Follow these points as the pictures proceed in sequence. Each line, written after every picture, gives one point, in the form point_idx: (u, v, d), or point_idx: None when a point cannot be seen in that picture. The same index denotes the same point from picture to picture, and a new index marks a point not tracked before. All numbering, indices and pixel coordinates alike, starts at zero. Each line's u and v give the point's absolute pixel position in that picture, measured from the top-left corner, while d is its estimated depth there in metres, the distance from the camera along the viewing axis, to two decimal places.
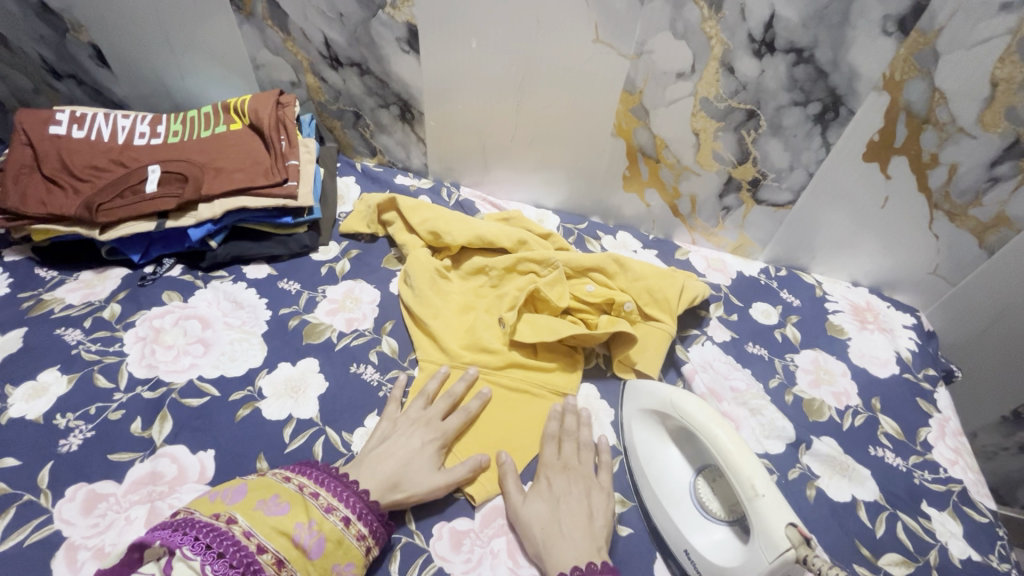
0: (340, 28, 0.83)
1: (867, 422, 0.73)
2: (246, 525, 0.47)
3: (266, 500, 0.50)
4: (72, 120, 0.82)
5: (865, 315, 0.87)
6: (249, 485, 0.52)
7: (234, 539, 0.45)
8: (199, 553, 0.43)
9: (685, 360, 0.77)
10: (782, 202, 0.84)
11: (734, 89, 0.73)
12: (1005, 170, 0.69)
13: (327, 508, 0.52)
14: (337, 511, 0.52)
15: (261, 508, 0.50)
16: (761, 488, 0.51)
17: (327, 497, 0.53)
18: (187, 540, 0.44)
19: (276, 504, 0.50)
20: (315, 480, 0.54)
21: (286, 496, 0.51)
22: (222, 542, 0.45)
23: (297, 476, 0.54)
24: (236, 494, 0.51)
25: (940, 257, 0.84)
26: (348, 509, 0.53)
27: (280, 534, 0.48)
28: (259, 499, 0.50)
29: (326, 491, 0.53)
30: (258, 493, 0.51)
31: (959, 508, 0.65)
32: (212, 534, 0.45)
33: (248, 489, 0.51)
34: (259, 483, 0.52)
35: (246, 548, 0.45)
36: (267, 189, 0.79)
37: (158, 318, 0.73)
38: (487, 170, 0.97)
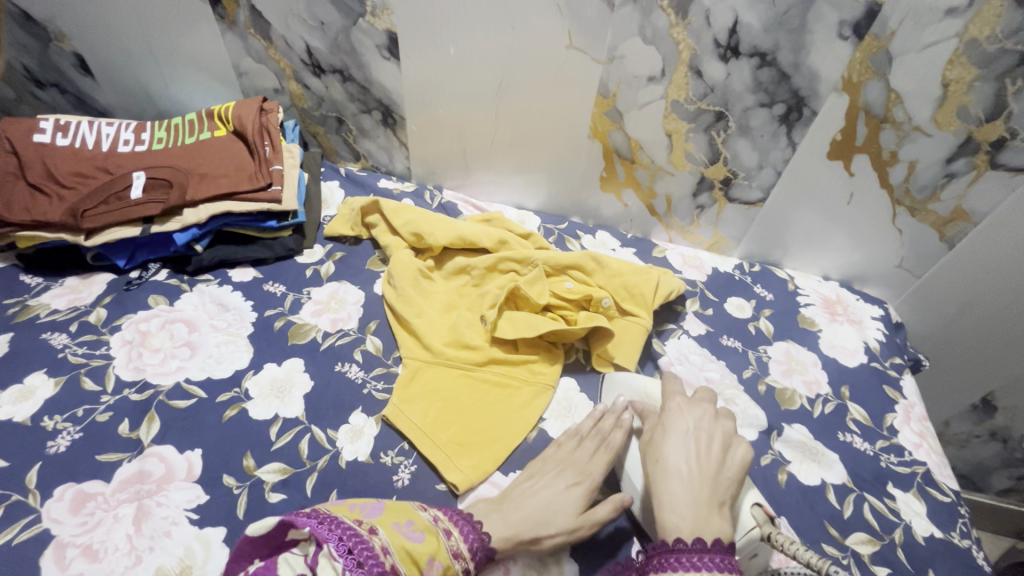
0: (321, 36, 0.85)
1: (837, 409, 0.76)
2: (385, 540, 0.49)
3: (403, 523, 0.52)
4: (56, 129, 0.83)
5: (835, 308, 0.90)
6: (387, 505, 0.54)
7: (375, 550, 0.48)
8: (342, 556, 0.46)
9: (662, 353, 0.80)
10: (753, 200, 0.88)
11: (703, 91, 0.76)
12: (960, 166, 0.73)
13: (454, 550, 0.52)
14: (460, 552, 0.53)
15: (397, 529, 0.51)
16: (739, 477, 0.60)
17: (448, 524, 0.54)
18: (334, 538, 0.47)
19: (413, 530, 0.52)
20: (439, 509, 0.56)
21: (418, 523, 0.53)
22: (363, 549, 0.47)
23: (437, 511, 0.55)
24: (372, 509, 0.53)
25: (904, 250, 0.87)
26: (463, 544, 0.53)
27: (410, 561, 0.49)
28: (396, 521, 0.52)
29: (456, 529, 0.54)
30: (393, 514, 0.53)
31: (923, 488, 0.68)
32: (354, 538, 0.48)
33: (385, 508, 0.54)
34: (398, 505, 0.55)
35: (382, 563, 0.47)
36: (252, 194, 0.80)
37: (145, 321, 0.74)
38: (468, 173, 0.99)
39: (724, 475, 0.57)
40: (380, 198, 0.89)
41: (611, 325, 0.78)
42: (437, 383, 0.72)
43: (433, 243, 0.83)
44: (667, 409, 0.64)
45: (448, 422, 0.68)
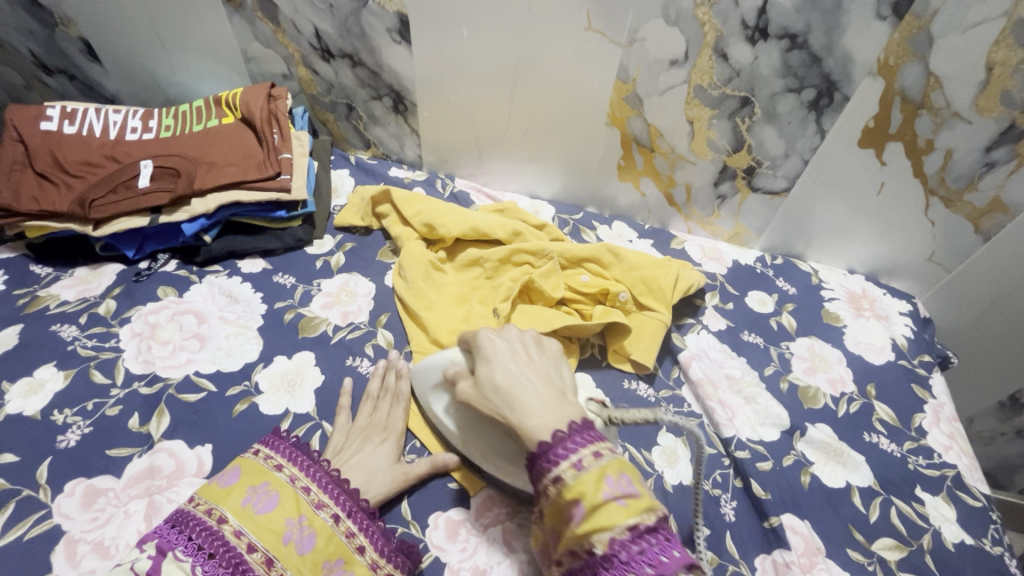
0: (331, 19, 0.82)
1: (862, 409, 0.73)
2: (235, 524, 0.49)
3: (255, 489, 0.52)
4: (63, 116, 0.82)
5: (860, 303, 0.87)
6: (242, 469, 0.54)
7: (224, 539, 0.48)
8: (191, 554, 0.47)
9: (682, 348, 0.77)
10: (778, 189, 0.84)
11: (728, 76, 0.72)
12: (1001, 155, 0.69)
13: (317, 503, 0.53)
14: (327, 507, 0.53)
15: (249, 505, 0.51)
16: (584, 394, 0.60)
17: (306, 481, 0.55)
18: (181, 540, 0.47)
19: (266, 499, 0.52)
20: (292, 461, 0.56)
21: (275, 485, 0.53)
22: (212, 543, 0.47)
23: (289, 465, 0.55)
24: (230, 477, 0.53)
25: (936, 243, 0.83)
26: (325, 495, 0.54)
27: (270, 533, 0.49)
28: (250, 492, 0.52)
29: (316, 485, 0.54)
30: (250, 480, 0.53)
31: (953, 493, 0.66)
32: (203, 534, 0.48)
33: (241, 473, 0.54)
34: (250, 467, 0.54)
35: (234, 548, 0.47)
36: (260, 183, 0.79)
37: (154, 314, 0.73)
38: (481, 161, 0.96)
39: (559, 377, 0.53)
40: (391, 187, 0.87)
41: (628, 320, 0.75)
42: None
43: (444, 234, 0.81)
44: (477, 345, 0.56)
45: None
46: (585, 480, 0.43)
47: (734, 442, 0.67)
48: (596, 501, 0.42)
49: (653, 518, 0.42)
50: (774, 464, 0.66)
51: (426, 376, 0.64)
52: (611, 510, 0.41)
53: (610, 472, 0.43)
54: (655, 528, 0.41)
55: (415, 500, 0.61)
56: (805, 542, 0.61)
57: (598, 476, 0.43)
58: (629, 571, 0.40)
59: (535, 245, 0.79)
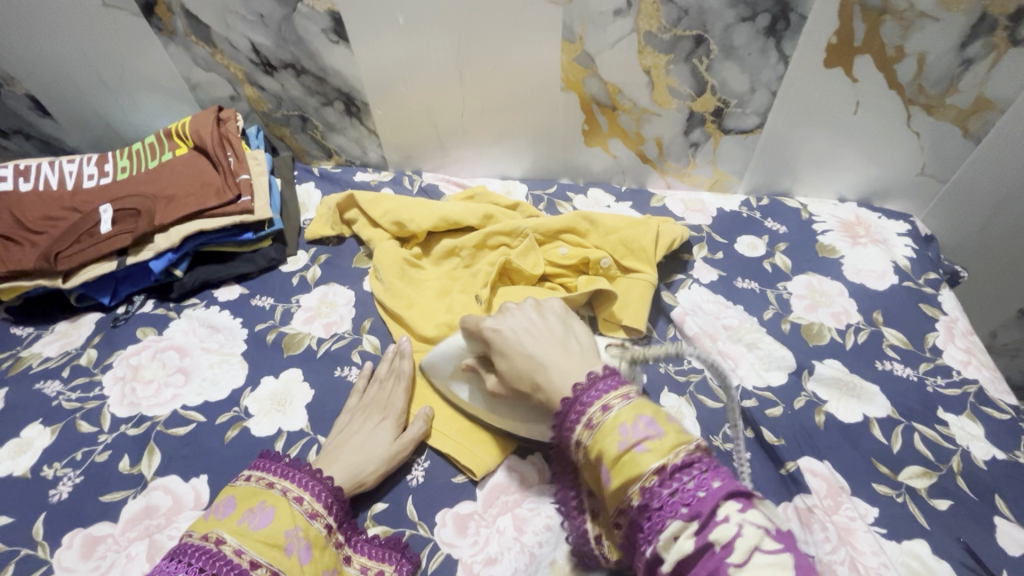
0: (265, 31, 0.80)
1: (871, 337, 0.70)
2: (235, 543, 0.48)
3: (253, 508, 0.51)
4: (17, 174, 0.81)
5: (855, 230, 0.83)
6: (237, 496, 0.52)
7: (226, 558, 0.46)
8: None
9: (673, 306, 0.74)
10: (750, 127, 0.81)
11: (676, 16, 0.69)
12: (977, 49, 0.66)
13: (311, 513, 0.52)
14: (321, 517, 0.53)
15: (247, 521, 0.50)
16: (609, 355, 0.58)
17: (298, 490, 0.54)
18: (182, 568, 0.45)
19: (262, 515, 0.50)
20: (285, 476, 0.55)
21: (271, 500, 0.52)
22: (214, 563, 0.46)
23: (281, 480, 0.54)
24: (226, 507, 0.51)
25: (925, 155, 0.79)
26: (319, 504, 0.53)
27: (271, 547, 0.48)
28: (246, 510, 0.51)
29: (309, 494, 0.54)
30: (246, 503, 0.51)
31: (977, 409, 0.63)
32: (203, 557, 0.46)
33: (236, 500, 0.52)
34: (244, 492, 0.52)
35: (238, 566, 0.46)
36: (222, 208, 0.78)
37: (135, 355, 0.72)
38: (446, 151, 0.94)
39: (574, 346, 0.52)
40: (355, 191, 0.85)
41: (614, 286, 0.73)
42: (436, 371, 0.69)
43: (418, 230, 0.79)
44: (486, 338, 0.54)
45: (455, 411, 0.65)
46: (601, 436, 0.42)
47: (739, 392, 0.65)
48: (618, 454, 0.41)
49: (683, 456, 0.39)
50: (785, 408, 0.64)
51: (441, 369, 0.64)
52: (634, 458, 0.40)
53: (625, 418, 0.42)
54: (688, 465, 0.39)
55: (420, 501, 0.60)
56: (826, 483, 0.58)
57: (612, 427, 0.42)
58: (665, 516, 0.38)
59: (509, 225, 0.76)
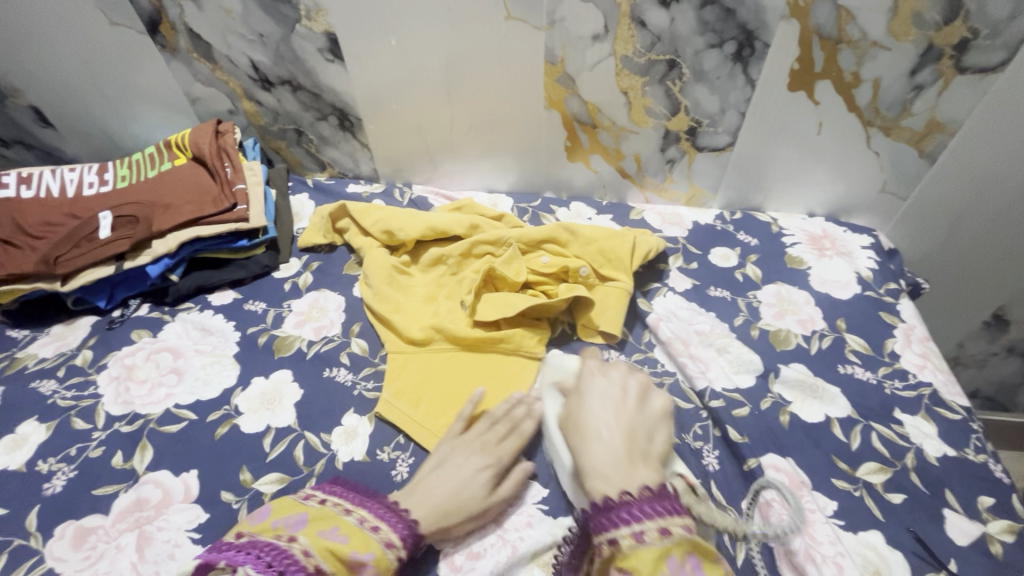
0: (264, 49, 0.84)
1: (834, 343, 0.74)
2: (305, 546, 0.49)
3: (326, 529, 0.52)
4: (20, 181, 0.84)
5: (822, 243, 0.88)
6: (311, 514, 0.54)
7: (295, 559, 0.48)
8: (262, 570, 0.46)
9: (649, 312, 0.78)
10: (722, 145, 0.86)
11: (650, 42, 0.74)
12: (926, 76, 0.71)
13: (387, 543, 0.52)
14: (395, 549, 0.52)
15: (322, 537, 0.51)
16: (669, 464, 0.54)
17: (375, 521, 0.54)
18: (250, 558, 0.47)
19: (335, 534, 0.51)
20: (362, 504, 0.56)
21: (345, 526, 0.52)
22: (282, 561, 0.47)
23: (360, 509, 0.55)
24: (297, 521, 0.53)
25: (885, 174, 0.85)
26: (395, 535, 0.53)
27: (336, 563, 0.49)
28: (320, 529, 0.52)
29: (385, 525, 0.54)
30: (320, 523, 0.53)
31: (932, 410, 0.67)
32: (272, 554, 0.48)
33: (308, 518, 0.53)
34: (319, 513, 0.54)
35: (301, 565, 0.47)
36: (218, 216, 0.81)
37: (129, 356, 0.74)
38: (435, 165, 0.98)
39: (649, 440, 0.52)
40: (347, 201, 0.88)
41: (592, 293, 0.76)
42: (423, 371, 0.72)
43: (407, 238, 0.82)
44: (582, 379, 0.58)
45: (441, 410, 0.68)
46: (643, 554, 0.41)
47: (708, 393, 0.68)
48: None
49: None
50: (752, 409, 0.67)
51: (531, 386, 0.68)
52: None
53: (676, 552, 0.41)
54: None
55: None
56: (788, 478, 0.61)
57: (659, 557, 0.41)
58: None
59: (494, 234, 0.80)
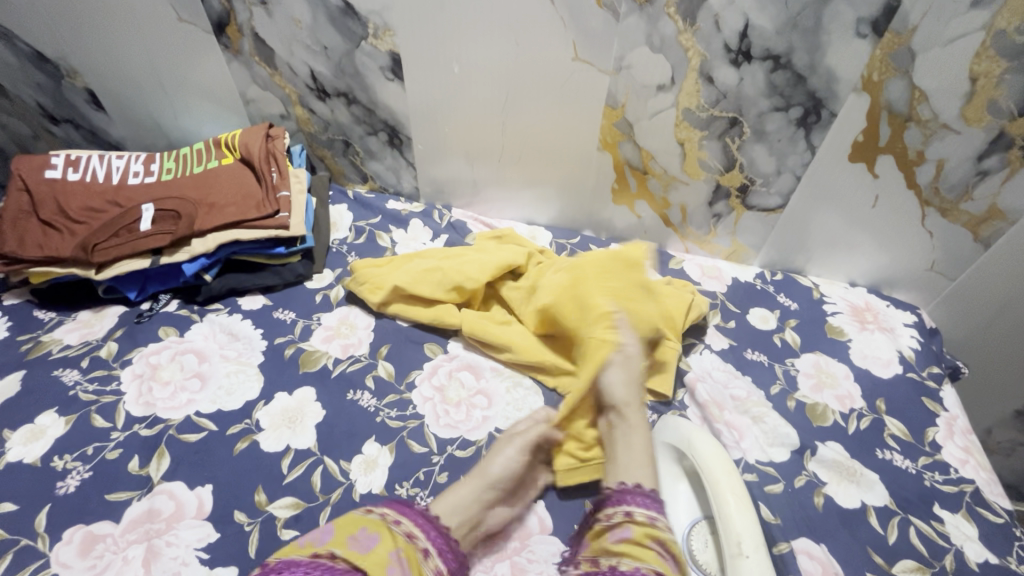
0: (325, 61, 0.84)
1: (873, 424, 0.71)
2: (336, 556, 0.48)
3: (355, 534, 0.51)
4: (67, 164, 0.83)
5: (864, 315, 0.86)
6: (335, 523, 0.52)
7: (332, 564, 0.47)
8: None
9: (686, 370, 0.76)
10: (772, 206, 0.84)
11: (715, 98, 0.73)
12: (993, 163, 0.69)
13: (410, 535, 0.53)
14: (418, 539, 0.53)
15: (353, 543, 0.50)
16: (746, 548, 0.49)
17: (395, 514, 0.54)
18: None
19: (365, 537, 0.50)
20: (383, 504, 0.55)
21: (374, 526, 0.52)
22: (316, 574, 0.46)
23: (382, 508, 0.54)
24: (323, 533, 0.51)
25: (936, 253, 0.83)
26: (414, 526, 0.54)
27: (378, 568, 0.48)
28: (349, 535, 0.51)
29: (406, 517, 0.54)
30: (346, 530, 0.51)
31: (973, 509, 0.64)
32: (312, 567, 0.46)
33: (335, 527, 0.51)
34: (345, 518, 0.52)
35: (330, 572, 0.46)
36: (260, 222, 0.80)
37: (155, 354, 0.73)
38: (477, 190, 0.98)
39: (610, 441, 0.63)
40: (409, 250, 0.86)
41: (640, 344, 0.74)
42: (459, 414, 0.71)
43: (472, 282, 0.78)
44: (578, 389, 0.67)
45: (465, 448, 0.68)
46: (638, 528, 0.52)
47: (741, 464, 0.66)
48: (641, 541, 0.51)
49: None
50: (785, 486, 0.65)
51: None
52: (648, 551, 0.50)
53: (665, 538, 0.51)
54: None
55: None
56: (821, 567, 0.59)
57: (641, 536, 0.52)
58: None
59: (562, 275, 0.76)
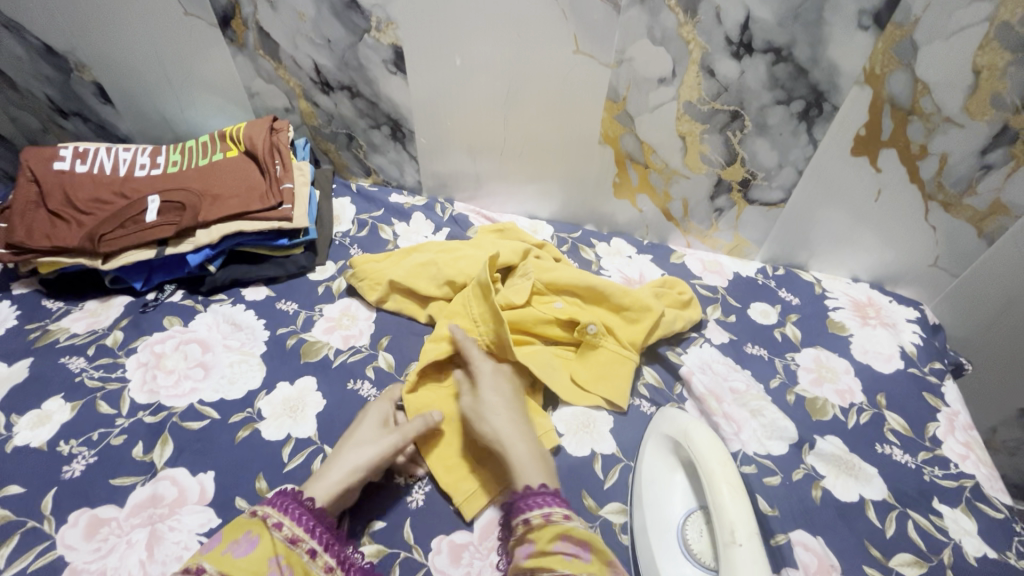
0: (329, 54, 0.85)
1: (873, 419, 0.71)
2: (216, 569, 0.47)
3: (237, 539, 0.50)
4: (75, 156, 0.85)
5: (866, 311, 0.86)
6: (221, 528, 0.51)
7: None
8: None
9: (679, 364, 0.76)
10: (774, 200, 0.84)
11: (716, 91, 0.73)
12: (997, 157, 0.69)
13: (292, 539, 0.52)
14: (303, 542, 0.52)
15: (232, 550, 0.49)
16: (739, 537, 0.49)
17: (278, 515, 0.52)
18: None
19: (246, 544, 0.49)
20: (267, 501, 0.53)
21: (255, 529, 0.51)
22: None
23: (263, 506, 0.53)
24: (209, 542, 0.50)
25: (940, 248, 0.82)
26: (299, 528, 0.52)
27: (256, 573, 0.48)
28: (230, 541, 0.50)
29: (289, 519, 0.52)
30: (230, 534, 0.50)
31: (973, 504, 0.64)
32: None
33: (222, 531, 0.51)
34: (233, 522, 0.51)
35: None
36: (264, 213, 0.81)
37: (159, 343, 0.74)
38: (479, 184, 0.98)
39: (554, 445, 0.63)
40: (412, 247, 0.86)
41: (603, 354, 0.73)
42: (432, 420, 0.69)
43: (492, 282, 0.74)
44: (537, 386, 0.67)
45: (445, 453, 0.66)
46: (546, 530, 0.51)
47: (740, 457, 0.67)
48: (547, 549, 0.50)
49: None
50: (783, 478, 0.65)
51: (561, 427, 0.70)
52: (556, 558, 0.49)
53: (571, 530, 0.51)
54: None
55: (418, 524, 0.61)
56: (817, 559, 0.59)
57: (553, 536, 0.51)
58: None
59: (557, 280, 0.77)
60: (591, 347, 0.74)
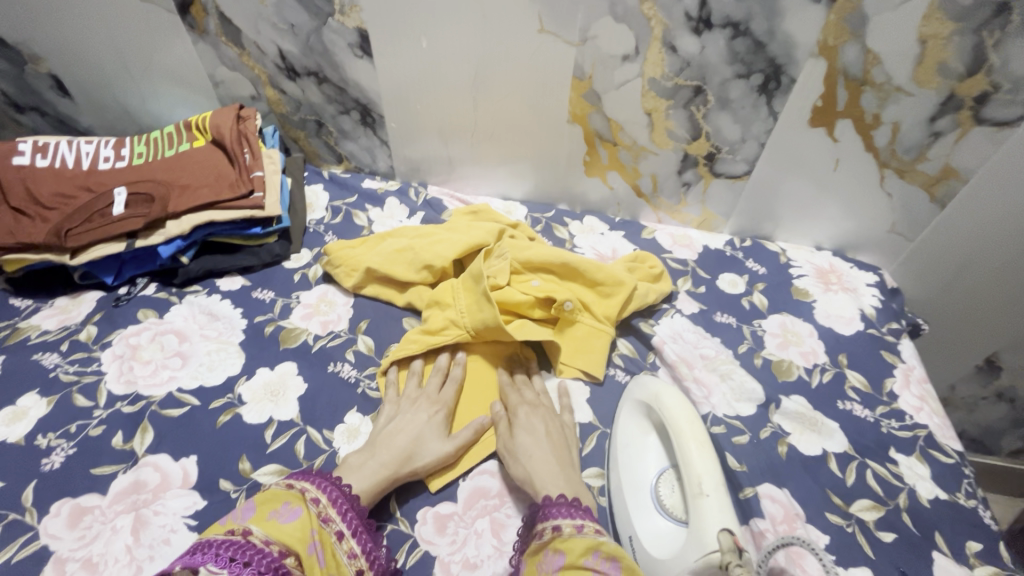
0: (293, 39, 0.84)
1: (835, 377, 0.75)
2: (264, 534, 0.49)
3: (277, 508, 0.52)
4: (35, 150, 0.83)
5: (829, 277, 0.89)
6: (256, 500, 0.53)
7: (256, 547, 0.47)
8: (225, 565, 0.44)
9: (652, 334, 0.79)
10: (739, 173, 0.87)
11: (678, 67, 0.75)
12: (945, 124, 0.72)
13: (325, 517, 0.54)
14: (333, 523, 0.54)
15: (274, 517, 0.51)
16: (706, 488, 0.52)
17: (316, 492, 0.56)
18: (210, 556, 0.45)
19: (287, 513, 0.52)
20: (304, 478, 0.57)
21: (295, 501, 0.54)
22: (245, 552, 0.46)
23: (300, 481, 0.56)
24: (244, 511, 0.52)
25: (896, 214, 0.86)
26: (333, 509, 0.55)
27: (300, 541, 0.50)
28: (271, 510, 0.52)
29: (325, 497, 0.56)
30: (268, 505, 0.53)
31: (926, 452, 0.68)
32: (232, 548, 0.46)
33: (255, 505, 0.53)
34: (265, 495, 0.54)
35: (269, 554, 0.47)
36: (234, 202, 0.80)
37: (135, 335, 0.74)
38: (452, 167, 0.99)
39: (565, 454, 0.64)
40: (390, 232, 0.86)
41: (579, 329, 0.75)
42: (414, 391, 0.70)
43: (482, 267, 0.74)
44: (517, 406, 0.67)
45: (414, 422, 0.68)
46: (578, 541, 0.51)
47: (709, 418, 0.70)
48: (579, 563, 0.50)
49: None
50: (751, 437, 0.68)
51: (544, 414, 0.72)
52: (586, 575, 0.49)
53: (602, 545, 0.50)
54: None
55: (402, 498, 0.63)
56: (783, 509, 0.62)
57: (585, 548, 0.50)
58: None
59: (537, 258, 0.78)
60: (568, 322, 0.76)
